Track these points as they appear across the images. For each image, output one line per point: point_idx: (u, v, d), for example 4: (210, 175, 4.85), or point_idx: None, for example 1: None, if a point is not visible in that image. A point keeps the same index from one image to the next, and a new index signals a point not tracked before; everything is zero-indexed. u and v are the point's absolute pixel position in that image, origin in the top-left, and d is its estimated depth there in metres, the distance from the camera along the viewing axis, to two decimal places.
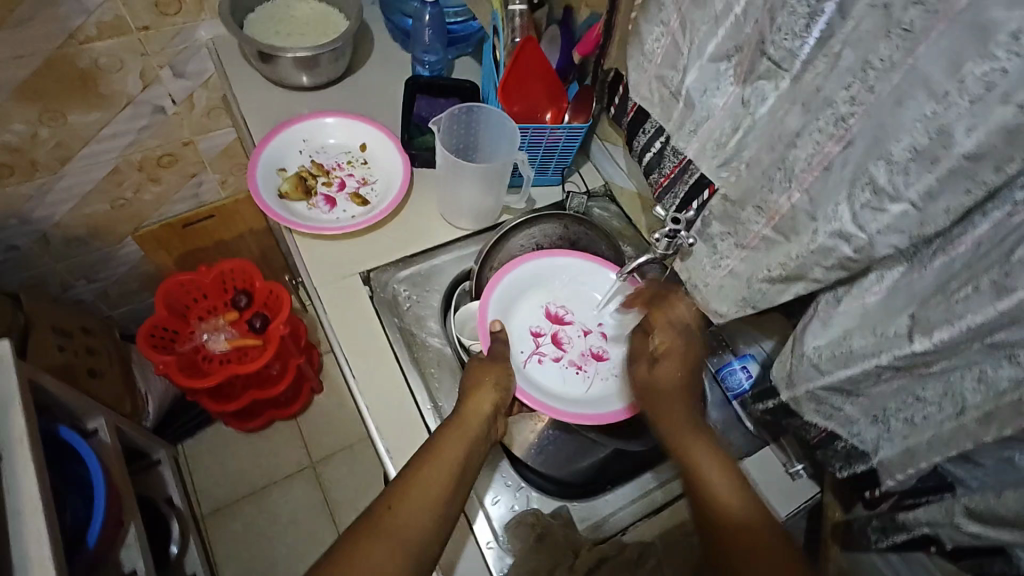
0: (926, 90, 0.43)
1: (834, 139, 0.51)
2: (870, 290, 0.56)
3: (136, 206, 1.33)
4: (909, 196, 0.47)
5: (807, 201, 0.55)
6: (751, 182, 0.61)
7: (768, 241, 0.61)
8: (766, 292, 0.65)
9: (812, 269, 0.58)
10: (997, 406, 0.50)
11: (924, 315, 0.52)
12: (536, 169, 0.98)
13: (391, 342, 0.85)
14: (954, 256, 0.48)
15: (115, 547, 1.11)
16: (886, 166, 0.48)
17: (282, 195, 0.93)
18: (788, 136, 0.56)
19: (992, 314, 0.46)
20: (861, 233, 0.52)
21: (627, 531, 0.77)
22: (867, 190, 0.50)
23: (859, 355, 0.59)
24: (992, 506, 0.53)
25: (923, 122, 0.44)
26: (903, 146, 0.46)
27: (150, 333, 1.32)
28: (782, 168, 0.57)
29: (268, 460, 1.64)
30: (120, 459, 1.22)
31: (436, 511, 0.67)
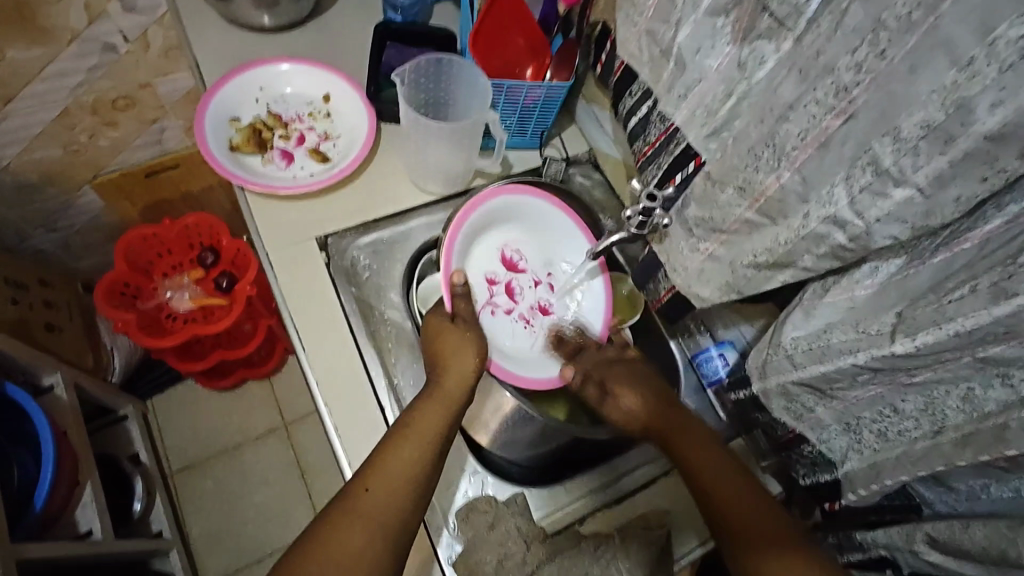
0: (949, 57, 0.36)
1: (834, 112, 0.44)
2: (861, 284, 0.52)
3: (91, 154, 1.25)
4: (916, 180, 0.41)
5: (799, 181, 0.48)
6: (733, 160, 0.53)
7: (750, 224, 0.54)
8: (749, 279, 0.58)
9: (800, 256, 0.52)
10: (977, 429, 0.46)
11: (912, 315, 0.47)
12: (513, 130, 0.89)
13: (346, 312, 0.79)
14: (957, 254, 0.44)
15: (68, 507, 1.08)
16: (892, 143, 0.41)
17: (232, 148, 0.86)
18: (780, 107, 0.48)
19: (986, 320, 0.41)
20: (857, 220, 0.46)
21: (584, 521, 0.73)
22: (868, 171, 0.43)
23: (836, 351, 0.54)
24: (957, 537, 0.50)
25: (939, 94, 0.37)
26: (914, 120, 0.39)
27: (110, 289, 1.26)
28: (771, 145, 0.49)
29: (241, 419, 1.60)
30: (78, 419, 1.18)
31: (419, 490, 0.61)
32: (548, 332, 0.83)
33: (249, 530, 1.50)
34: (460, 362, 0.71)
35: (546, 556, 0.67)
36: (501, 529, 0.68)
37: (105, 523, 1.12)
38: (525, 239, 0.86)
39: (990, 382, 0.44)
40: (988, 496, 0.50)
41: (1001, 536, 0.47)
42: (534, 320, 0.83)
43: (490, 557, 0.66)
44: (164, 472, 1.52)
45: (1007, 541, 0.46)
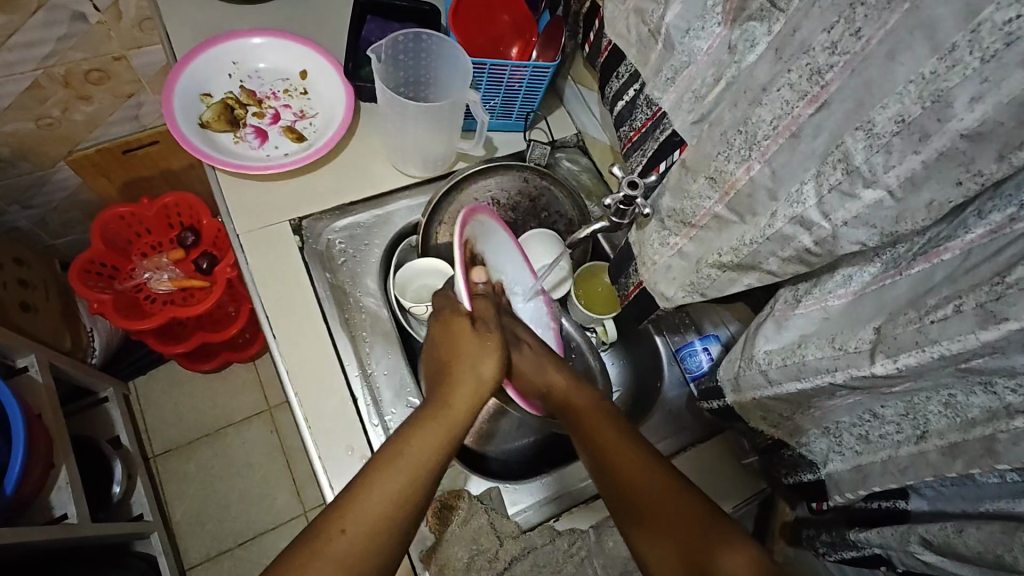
0: (929, 42, 0.33)
1: (807, 99, 0.41)
2: (835, 293, 0.51)
3: (65, 127, 1.20)
4: (887, 181, 0.38)
5: (769, 176, 0.45)
6: (708, 146, 0.50)
7: (721, 220, 0.51)
8: (715, 279, 0.56)
9: (766, 259, 0.50)
10: (963, 438, 0.44)
11: (890, 333, 0.44)
12: (497, 113, 0.86)
13: (320, 300, 0.77)
14: (937, 264, 0.42)
15: (43, 490, 1.06)
16: (863, 139, 0.38)
17: (202, 125, 0.82)
18: (753, 90, 0.45)
19: (973, 343, 0.38)
20: (825, 222, 0.43)
21: (560, 518, 0.71)
22: (838, 169, 0.40)
23: (812, 369, 0.51)
24: (952, 541, 0.48)
25: (917, 85, 0.34)
26: (888, 114, 0.36)
27: (86, 269, 1.23)
28: (743, 131, 0.46)
29: (225, 401, 1.58)
30: (55, 401, 1.16)
31: (397, 526, 0.53)
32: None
33: (232, 513, 1.49)
34: (479, 364, 0.67)
35: (519, 552, 0.66)
36: (474, 524, 0.66)
37: (81, 507, 1.10)
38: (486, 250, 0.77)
39: (972, 389, 0.43)
40: (977, 484, 0.47)
41: (995, 540, 0.45)
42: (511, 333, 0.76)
43: (460, 554, 0.65)
44: (146, 454, 1.51)
45: (1004, 547, 0.44)
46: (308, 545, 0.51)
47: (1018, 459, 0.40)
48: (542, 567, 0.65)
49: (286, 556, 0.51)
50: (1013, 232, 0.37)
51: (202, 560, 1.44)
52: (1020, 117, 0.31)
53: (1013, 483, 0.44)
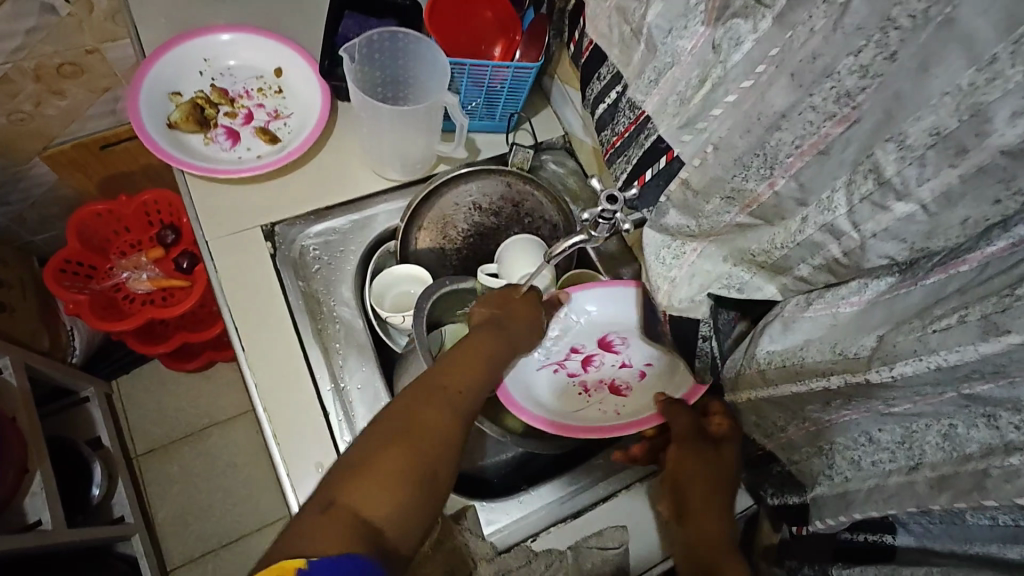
0: (967, 52, 0.30)
1: (835, 118, 0.37)
2: (847, 299, 0.46)
3: (40, 122, 1.16)
4: (921, 195, 0.35)
5: (796, 188, 0.41)
6: (716, 171, 0.46)
7: (744, 228, 0.47)
8: (743, 285, 0.50)
9: (797, 265, 0.45)
10: (956, 472, 0.42)
11: (891, 340, 0.42)
12: (478, 113, 0.83)
13: (292, 310, 0.74)
14: (953, 276, 0.39)
15: (17, 495, 1.04)
16: (895, 151, 0.35)
17: (170, 126, 0.79)
18: (769, 116, 0.41)
19: (971, 356, 0.37)
20: (853, 232, 0.40)
21: (539, 536, 0.69)
22: (870, 179, 0.37)
23: (810, 370, 0.49)
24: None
25: (954, 97, 0.32)
26: (922, 126, 0.33)
27: (61, 268, 1.20)
28: (760, 154, 0.42)
29: (208, 400, 1.56)
30: (29, 402, 1.13)
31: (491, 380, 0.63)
32: (602, 408, 0.73)
33: (216, 514, 1.47)
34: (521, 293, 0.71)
35: None
36: (447, 546, 0.64)
37: (56, 511, 1.08)
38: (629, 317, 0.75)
39: (973, 422, 0.41)
40: (968, 524, 0.46)
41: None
42: (573, 364, 0.75)
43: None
44: (128, 454, 1.48)
45: None
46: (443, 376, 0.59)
47: (1007, 498, 0.39)
48: None
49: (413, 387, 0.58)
50: None
51: (184, 561, 1.42)
52: None
53: (1006, 526, 0.43)
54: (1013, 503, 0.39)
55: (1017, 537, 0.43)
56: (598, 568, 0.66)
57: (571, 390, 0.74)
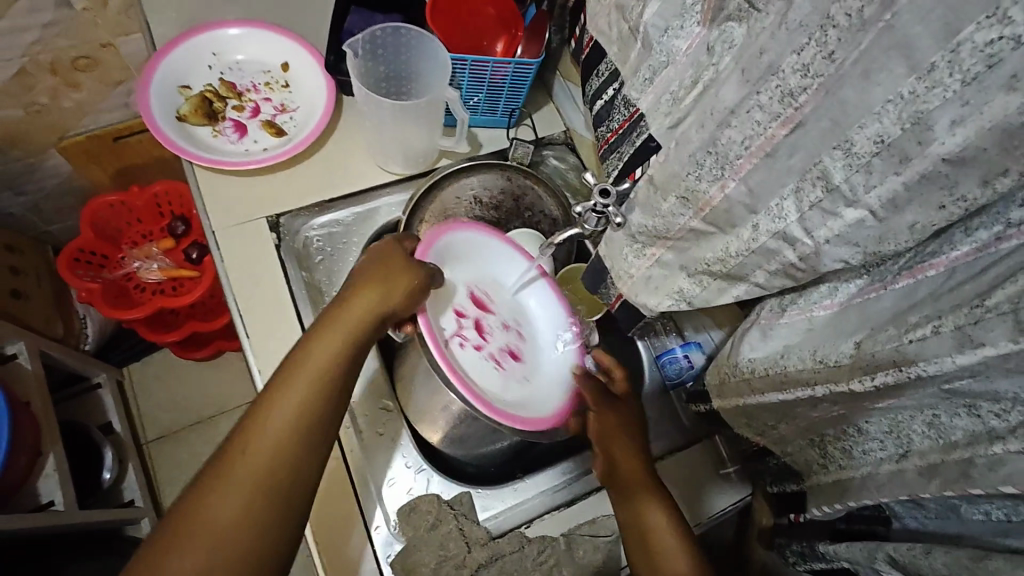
0: (907, 61, 0.30)
1: (779, 120, 0.37)
2: (821, 303, 0.48)
3: (54, 114, 1.19)
4: (868, 201, 0.35)
5: (745, 193, 0.41)
6: (674, 167, 0.46)
7: (698, 232, 0.47)
8: (707, 286, 0.51)
9: (752, 272, 0.46)
10: (942, 460, 0.42)
11: (870, 348, 0.43)
12: (480, 109, 0.84)
13: (295, 297, 0.76)
14: (921, 281, 0.40)
15: (31, 477, 1.07)
16: (843, 159, 0.35)
17: (180, 118, 0.81)
18: (719, 112, 0.41)
19: (950, 366, 0.37)
20: (807, 238, 0.40)
21: (533, 523, 0.70)
22: (818, 187, 0.37)
23: (791, 380, 0.51)
24: (917, 562, 0.46)
25: (895, 105, 0.31)
26: (867, 134, 0.33)
27: (75, 257, 1.23)
28: (713, 152, 0.42)
29: (217, 389, 1.59)
30: (44, 387, 1.17)
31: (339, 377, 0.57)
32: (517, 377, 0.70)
33: None
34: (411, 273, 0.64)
35: (488, 559, 0.66)
36: (442, 530, 0.66)
37: (67, 493, 1.11)
38: (505, 283, 0.75)
39: (956, 411, 0.41)
40: (958, 517, 0.45)
41: (961, 567, 0.43)
42: (473, 334, 0.70)
43: (426, 562, 0.65)
44: (139, 440, 1.52)
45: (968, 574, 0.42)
46: (270, 386, 0.55)
47: (992, 487, 0.39)
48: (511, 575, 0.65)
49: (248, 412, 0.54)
50: (1002, 250, 0.35)
51: None
52: (1004, 145, 0.29)
53: (999, 521, 0.42)
54: (999, 491, 0.38)
55: (1012, 530, 0.41)
56: (589, 556, 0.66)
57: (483, 367, 0.68)
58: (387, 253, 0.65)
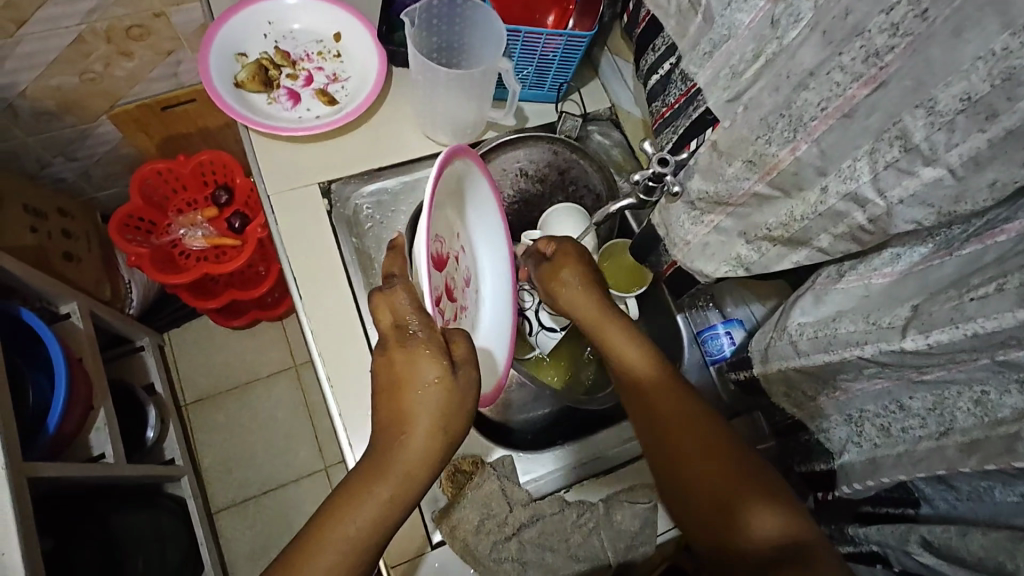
0: (1001, 18, 0.31)
1: (861, 80, 0.39)
2: (880, 271, 0.49)
3: (107, 83, 1.21)
4: (949, 160, 0.36)
5: (817, 155, 0.43)
6: (743, 130, 0.48)
7: (760, 198, 0.50)
8: (764, 254, 0.54)
9: (817, 236, 0.48)
10: (986, 435, 0.42)
11: (927, 310, 0.43)
12: (528, 83, 0.85)
13: (346, 262, 0.78)
14: (989, 246, 0.40)
15: (82, 429, 1.12)
16: (924, 117, 0.36)
17: (237, 85, 0.84)
18: (798, 75, 0.43)
19: (1010, 323, 0.37)
20: (879, 199, 0.41)
21: (569, 489, 0.72)
22: (896, 146, 0.39)
23: (841, 343, 0.51)
24: (953, 544, 0.46)
25: (986, 62, 0.32)
26: (953, 92, 0.34)
27: (124, 223, 1.27)
28: (787, 114, 0.44)
29: (252, 357, 1.63)
30: (93, 345, 1.21)
31: (410, 492, 0.56)
32: (471, 302, 0.72)
33: (256, 462, 1.56)
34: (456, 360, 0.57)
35: (527, 520, 0.68)
36: (484, 490, 0.69)
37: (116, 447, 1.15)
38: (464, 227, 0.72)
39: (1006, 387, 0.41)
40: (992, 499, 0.44)
41: (1000, 548, 0.42)
42: (457, 294, 0.69)
43: (469, 518, 0.67)
44: (178, 402, 1.58)
45: (1007, 554, 0.41)
46: (346, 489, 0.56)
47: None
48: (549, 535, 0.68)
49: (329, 500, 0.56)
50: None
51: (226, 505, 1.51)
52: None
53: None
54: None
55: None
56: (626, 522, 0.68)
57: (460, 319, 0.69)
58: (437, 362, 0.56)
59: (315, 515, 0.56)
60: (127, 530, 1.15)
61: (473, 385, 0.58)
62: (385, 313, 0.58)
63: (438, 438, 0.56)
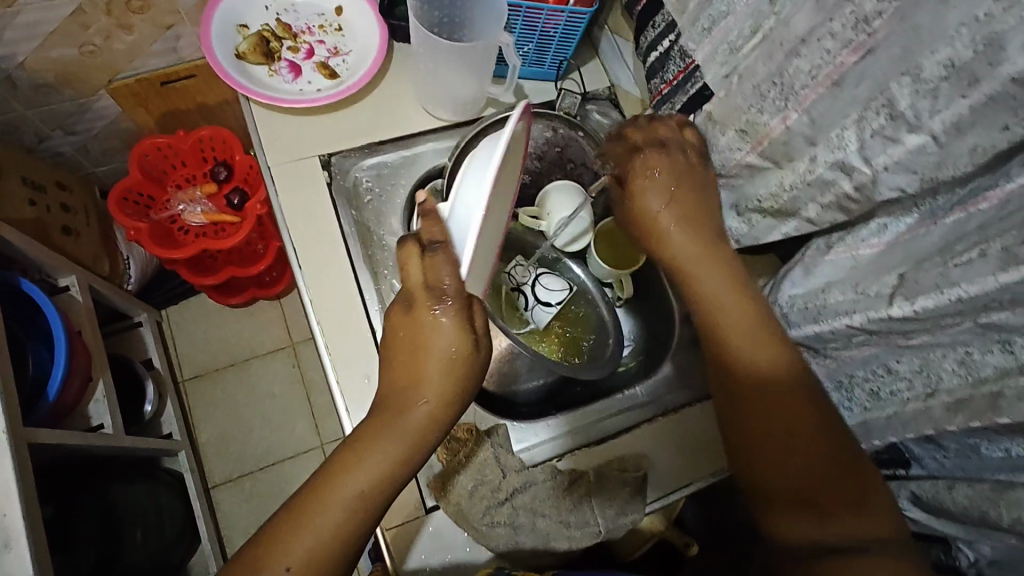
0: None
1: (851, 47, 0.44)
2: (867, 242, 0.53)
3: (106, 56, 1.20)
4: (931, 126, 0.41)
5: (807, 124, 0.49)
6: (737, 100, 0.55)
7: (754, 168, 0.57)
8: (757, 226, 0.61)
9: (805, 206, 0.54)
10: (971, 395, 0.46)
11: (913, 278, 0.46)
12: (528, 60, 0.86)
13: (345, 234, 0.79)
14: (973, 214, 0.43)
15: (82, 400, 1.13)
16: (909, 85, 0.41)
17: (238, 56, 0.85)
18: (790, 42, 0.48)
19: (991, 286, 0.41)
20: (865, 167, 0.47)
21: (561, 459, 0.74)
22: (882, 114, 0.44)
23: (833, 312, 0.54)
24: (940, 497, 0.52)
25: (971, 29, 0.37)
26: (937, 59, 0.39)
27: (123, 197, 1.28)
28: (777, 83, 0.50)
29: (250, 335, 1.64)
30: (92, 318, 1.22)
31: (415, 454, 0.58)
32: None
33: (254, 438, 1.57)
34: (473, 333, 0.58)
35: (521, 486, 0.70)
36: (479, 457, 0.70)
37: (114, 418, 1.16)
38: None
39: (989, 347, 0.45)
40: (978, 454, 0.49)
41: (984, 499, 0.48)
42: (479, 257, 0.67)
43: (464, 484, 0.69)
44: (176, 378, 1.59)
45: (990, 504, 0.47)
46: (356, 441, 0.58)
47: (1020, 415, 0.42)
48: (541, 501, 0.69)
49: (343, 445, 0.59)
50: None
51: (223, 481, 1.53)
52: None
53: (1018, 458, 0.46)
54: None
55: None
56: (617, 488, 0.71)
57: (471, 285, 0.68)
58: (460, 336, 0.57)
59: (322, 467, 0.58)
60: (126, 503, 1.17)
61: (484, 360, 0.60)
62: (414, 268, 0.56)
63: (450, 404, 0.59)
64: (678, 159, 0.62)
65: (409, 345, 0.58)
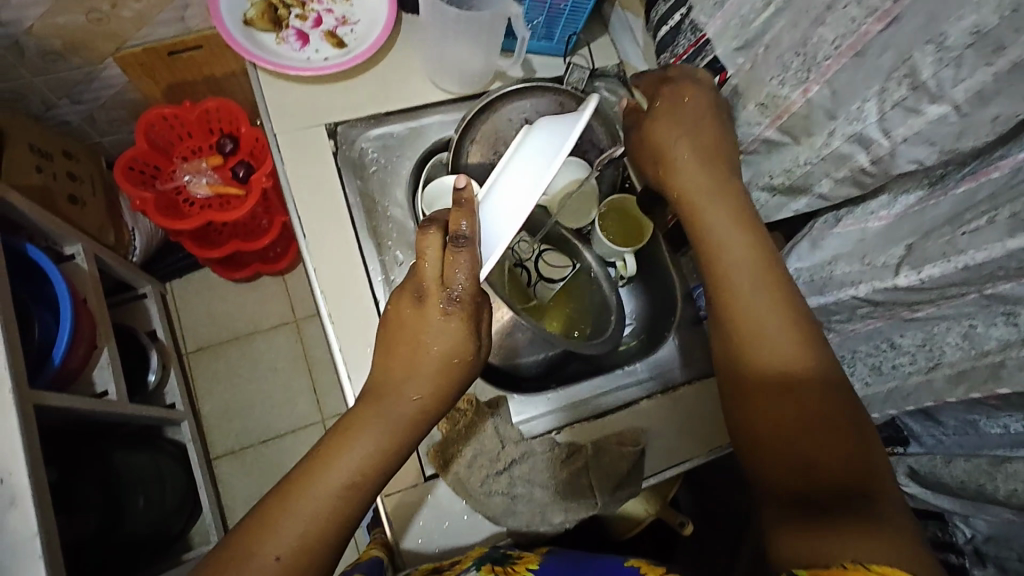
0: None
1: (877, 15, 0.44)
2: (876, 214, 0.53)
3: (115, 24, 1.19)
4: (953, 96, 0.41)
5: (828, 96, 0.49)
6: (762, 73, 0.55)
7: (771, 143, 0.58)
8: (767, 204, 0.62)
9: (818, 181, 0.55)
10: (973, 365, 0.47)
11: (921, 247, 0.47)
12: (538, 33, 0.85)
13: (350, 204, 0.79)
14: (983, 183, 0.43)
15: (86, 366, 1.14)
16: (934, 53, 0.41)
17: (246, 22, 0.85)
18: (816, 9, 0.48)
19: (999, 252, 0.41)
20: (884, 139, 0.47)
21: (558, 432, 0.74)
22: (904, 85, 0.44)
23: (838, 283, 0.56)
24: (937, 472, 0.57)
25: None
26: (963, 26, 0.39)
27: (129, 166, 1.28)
28: (801, 54, 0.51)
29: (253, 309, 1.65)
30: (97, 287, 1.23)
31: (404, 443, 0.59)
32: None
33: (255, 411, 1.59)
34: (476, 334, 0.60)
35: (519, 456, 0.70)
36: (478, 428, 0.71)
37: (119, 386, 1.17)
38: None
39: (993, 320, 0.45)
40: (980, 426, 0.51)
41: (981, 473, 0.53)
42: None
43: (464, 452, 0.70)
44: (180, 350, 1.60)
45: (986, 479, 0.52)
46: (347, 429, 0.58)
47: (1020, 383, 0.44)
48: (539, 472, 0.70)
49: (332, 432, 0.59)
50: None
51: (224, 453, 1.55)
52: None
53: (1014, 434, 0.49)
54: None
55: None
56: (615, 462, 0.71)
57: None
58: (466, 336, 0.58)
59: (312, 453, 0.58)
60: (130, 470, 1.18)
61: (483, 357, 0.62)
62: (432, 258, 0.57)
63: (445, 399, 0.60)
64: (710, 94, 0.61)
65: (411, 338, 0.59)
